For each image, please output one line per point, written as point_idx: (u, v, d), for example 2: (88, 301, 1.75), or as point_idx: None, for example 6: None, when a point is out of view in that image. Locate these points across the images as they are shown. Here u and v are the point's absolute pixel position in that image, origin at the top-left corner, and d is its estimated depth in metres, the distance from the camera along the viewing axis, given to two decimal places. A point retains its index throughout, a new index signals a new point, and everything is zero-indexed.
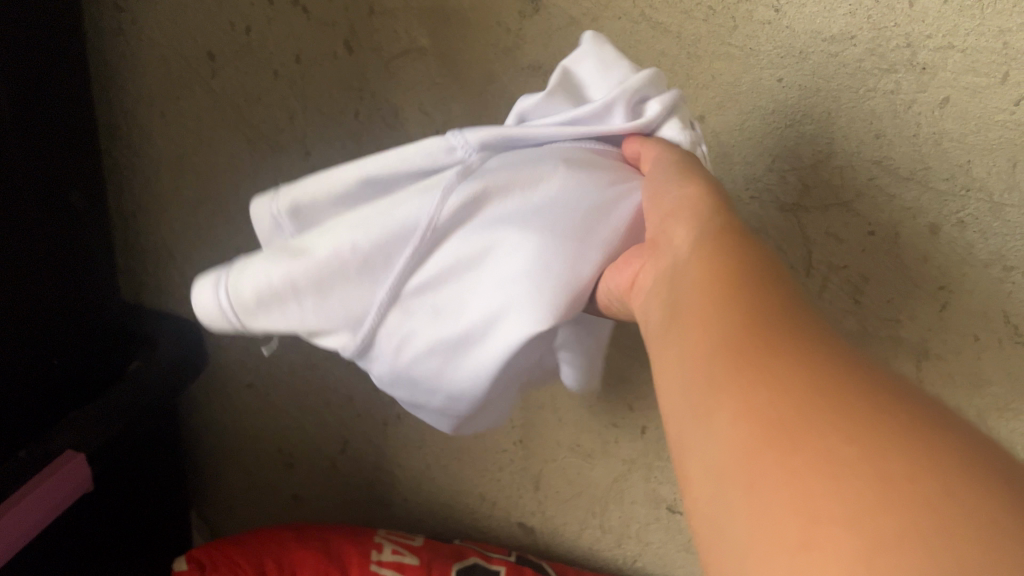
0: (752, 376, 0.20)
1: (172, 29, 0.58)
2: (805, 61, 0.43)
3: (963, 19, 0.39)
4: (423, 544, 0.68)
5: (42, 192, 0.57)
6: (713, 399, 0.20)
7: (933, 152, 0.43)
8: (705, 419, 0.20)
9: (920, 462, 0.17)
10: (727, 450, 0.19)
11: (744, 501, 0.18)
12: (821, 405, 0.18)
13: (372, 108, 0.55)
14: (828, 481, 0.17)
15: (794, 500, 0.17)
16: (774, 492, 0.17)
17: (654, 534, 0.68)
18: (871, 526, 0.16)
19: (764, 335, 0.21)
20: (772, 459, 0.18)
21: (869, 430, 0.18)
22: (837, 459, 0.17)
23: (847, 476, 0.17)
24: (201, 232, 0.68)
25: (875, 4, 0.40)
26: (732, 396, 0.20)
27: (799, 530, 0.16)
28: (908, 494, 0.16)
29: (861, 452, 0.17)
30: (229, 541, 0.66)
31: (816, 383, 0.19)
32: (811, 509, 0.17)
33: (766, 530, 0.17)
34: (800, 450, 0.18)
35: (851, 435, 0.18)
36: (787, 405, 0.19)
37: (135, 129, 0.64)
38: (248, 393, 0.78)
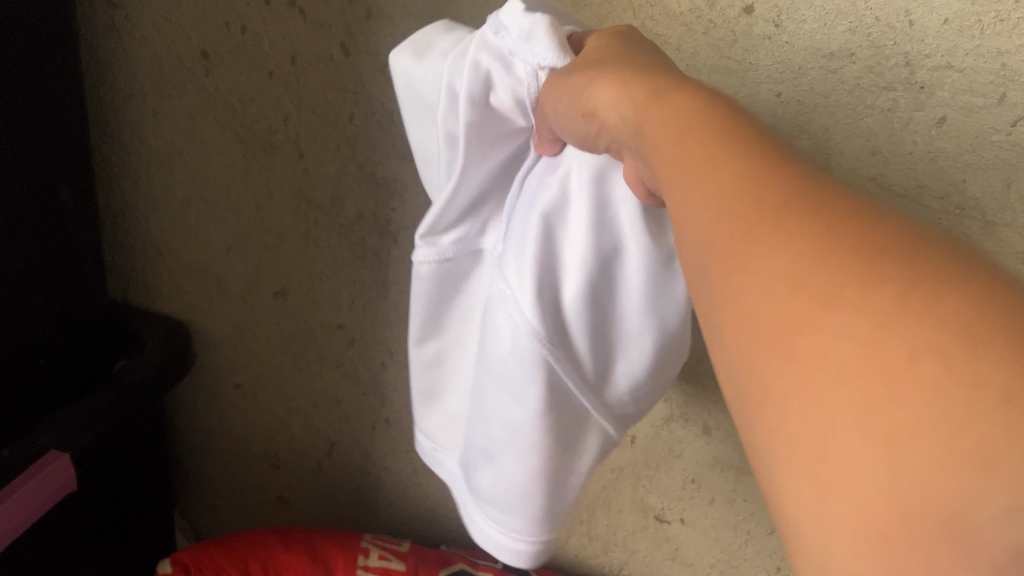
0: (770, 268, 0.20)
1: (165, 27, 0.57)
2: (803, 76, 0.43)
3: (962, 40, 0.39)
4: (410, 549, 0.68)
5: (30, 189, 0.56)
6: (738, 300, 0.21)
7: (928, 170, 0.43)
8: (741, 366, 0.20)
9: (922, 357, 0.17)
10: (755, 354, 0.20)
11: (778, 418, 0.19)
12: (815, 316, 0.19)
13: (368, 111, 0.55)
14: (851, 447, 0.17)
15: (804, 415, 0.18)
16: (788, 409, 0.18)
17: (640, 541, 0.68)
18: (882, 433, 0.16)
19: (768, 256, 0.20)
20: (802, 426, 0.18)
21: (867, 332, 0.18)
22: (863, 425, 0.17)
23: (852, 387, 0.17)
24: (191, 231, 0.68)
25: (875, 22, 0.40)
26: (755, 311, 0.20)
27: (814, 442, 0.17)
28: (921, 411, 0.16)
29: (864, 355, 0.17)
30: (215, 544, 0.66)
31: (840, 319, 0.18)
32: (821, 423, 0.17)
33: (793, 444, 0.18)
34: (824, 423, 0.17)
35: (848, 341, 0.18)
36: (795, 314, 0.19)
37: (125, 126, 0.63)
38: (235, 393, 0.78)
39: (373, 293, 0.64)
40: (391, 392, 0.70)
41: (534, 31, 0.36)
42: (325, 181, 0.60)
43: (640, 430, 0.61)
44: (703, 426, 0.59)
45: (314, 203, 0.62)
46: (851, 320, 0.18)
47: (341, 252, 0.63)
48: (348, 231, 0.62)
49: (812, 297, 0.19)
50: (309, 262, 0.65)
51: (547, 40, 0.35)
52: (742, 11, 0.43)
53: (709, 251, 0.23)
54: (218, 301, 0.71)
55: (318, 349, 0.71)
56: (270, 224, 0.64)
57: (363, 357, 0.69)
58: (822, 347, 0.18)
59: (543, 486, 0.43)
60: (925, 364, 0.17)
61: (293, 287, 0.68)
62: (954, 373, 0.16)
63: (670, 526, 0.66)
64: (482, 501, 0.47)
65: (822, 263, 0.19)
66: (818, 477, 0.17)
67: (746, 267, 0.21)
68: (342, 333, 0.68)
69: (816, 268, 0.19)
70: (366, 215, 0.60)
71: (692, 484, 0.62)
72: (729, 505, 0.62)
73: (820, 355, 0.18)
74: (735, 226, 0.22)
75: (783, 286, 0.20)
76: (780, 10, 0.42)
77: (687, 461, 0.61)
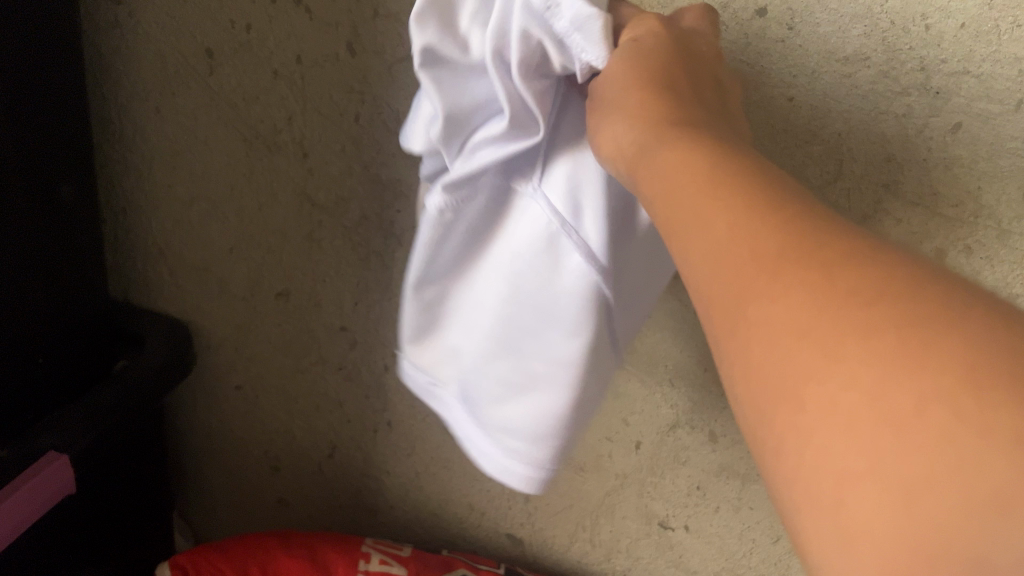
0: (784, 299, 0.22)
1: (169, 24, 0.56)
2: (817, 81, 0.43)
3: (979, 45, 0.39)
4: (411, 554, 0.67)
5: (31, 187, 0.56)
6: (754, 332, 0.23)
7: (943, 177, 0.43)
8: (759, 414, 0.22)
9: (927, 405, 0.19)
10: (769, 392, 0.22)
11: (793, 466, 0.21)
12: (824, 356, 0.21)
13: (374, 112, 0.54)
14: (869, 495, 0.19)
15: (822, 463, 0.20)
16: (803, 455, 0.20)
17: (644, 548, 0.68)
18: (897, 481, 0.18)
19: (770, 299, 0.22)
20: (821, 474, 0.20)
21: (873, 379, 0.19)
22: (878, 472, 0.19)
23: (863, 438, 0.19)
24: (193, 230, 0.67)
25: (891, 27, 0.40)
26: (774, 348, 0.22)
27: (834, 489, 0.19)
28: (929, 462, 0.18)
29: (869, 404, 0.19)
30: (214, 547, 0.65)
31: (853, 367, 0.20)
32: (839, 471, 0.19)
33: (811, 493, 0.20)
34: (843, 472, 0.19)
35: (857, 389, 0.20)
36: (805, 352, 0.21)
37: (127, 124, 0.63)
38: (235, 394, 0.77)
39: (376, 296, 0.64)
40: (394, 395, 0.69)
41: (583, 29, 0.34)
42: (329, 182, 0.59)
43: (645, 436, 0.61)
44: (709, 433, 0.58)
45: (318, 204, 0.61)
46: (859, 369, 0.20)
47: (344, 253, 0.63)
48: (352, 233, 0.61)
49: (816, 346, 0.21)
50: (312, 263, 0.65)
51: (599, 42, 0.34)
52: (755, 14, 0.42)
53: (709, 288, 0.25)
54: (220, 301, 0.71)
55: (320, 350, 0.70)
56: (273, 225, 0.64)
57: (366, 360, 0.68)
58: (830, 397, 0.20)
59: (570, 419, 0.44)
60: (932, 413, 0.18)
61: (295, 289, 0.67)
62: (963, 419, 0.18)
63: (675, 534, 0.65)
64: (500, 431, 0.46)
65: (827, 309, 0.21)
66: (838, 525, 0.19)
67: (767, 305, 0.22)
68: (344, 335, 0.68)
69: (820, 313, 0.21)
70: (371, 216, 0.59)
71: (698, 491, 0.62)
72: (735, 513, 0.61)
73: (829, 405, 0.20)
74: (734, 268, 0.24)
75: (787, 333, 0.22)
76: (794, 13, 0.41)
77: (693, 468, 0.61)
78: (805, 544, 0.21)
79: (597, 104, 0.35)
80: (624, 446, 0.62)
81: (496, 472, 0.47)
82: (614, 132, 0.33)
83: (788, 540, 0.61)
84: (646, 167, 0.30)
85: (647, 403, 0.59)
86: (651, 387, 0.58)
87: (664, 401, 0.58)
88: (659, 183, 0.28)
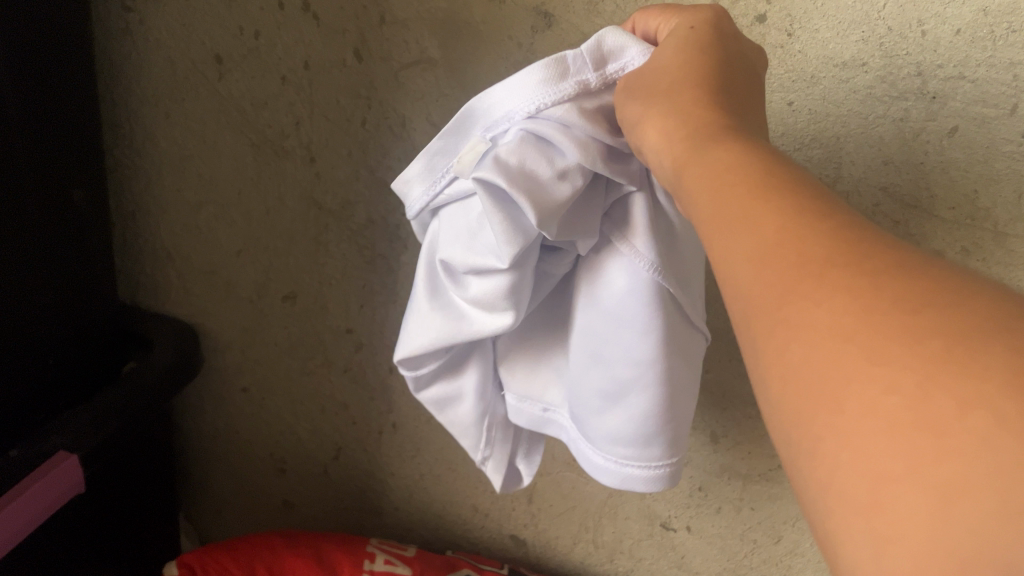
0: (821, 303, 0.22)
1: (179, 31, 0.57)
2: (816, 85, 0.43)
3: (974, 51, 0.40)
4: (416, 554, 0.67)
5: (44, 191, 0.57)
6: (791, 337, 0.22)
7: (939, 180, 0.43)
8: (790, 418, 0.22)
9: (970, 409, 0.18)
10: (804, 397, 0.21)
11: (824, 467, 0.21)
12: (863, 360, 0.20)
13: (380, 117, 0.55)
14: (905, 497, 0.18)
15: (858, 462, 0.19)
16: (839, 456, 0.20)
17: (647, 549, 0.68)
18: (937, 482, 0.18)
19: (812, 305, 0.22)
20: (857, 473, 0.19)
21: (916, 383, 0.19)
22: (912, 473, 0.18)
23: (902, 440, 0.19)
24: (202, 234, 0.68)
25: (888, 32, 0.41)
26: (813, 351, 0.22)
27: (869, 491, 0.19)
28: (972, 465, 0.17)
29: (910, 408, 0.19)
30: (221, 547, 0.66)
31: (896, 371, 0.20)
32: (875, 471, 0.19)
33: (844, 494, 0.20)
34: (878, 472, 0.19)
35: (898, 393, 0.19)
36: (842, 359, 0.21)
37: (137, 129, 0.64)
38: (242, 397, 0.78)
39: (382, 299, 0.65)
40: (398, 397, 0.70)
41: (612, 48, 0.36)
42: (335, 186, 0.60)
43: None
44: (711, 434, 0.59)
45: (325, 208, 0.62)
46: (900, 373, 0.20)
47: (351, 257, 0.64)
48: (359, 236, 0.62)
49: (860, 350, 0.21)
50: (318, 266, 0.66)
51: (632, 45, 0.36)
52: (754, 20, 0.43)
53: (747, 296, 0.24)
54: (227, 304, 0.72)
55: (326, 353, 0.71)
56: (280, 228, 0.65)
57: (371, 362, 0.69)
58: (870, 399, 0.20)
59: (672, 411, 0.42)
60: (975, 417, 0.18)
61: (302, 292, 0.68)
62: (1009, 423, 0.17)
63: (677, 535, 0.66)
64: (604, 442, 0.44)
65: (870, 316, 0.21)
66: (872, 528, 0.19)
67: (794, 308, 0.22)
68: (350, 338, 0.69)
69: (862, 323, 0.21)
70: (377, 220, 0.60)
71: (700, 492, 0.62)
72: (737, 514, 0.62)
73: (870, 406, 0.20)
74: (777, 273, 0.23)
75: (829, 339, 0.21)
76: (793, 19, 0.42)
77: (695, 469, 0.61)
78: (833, 548, 0.20)
79: (642, 85, 0.34)
80: None
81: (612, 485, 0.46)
82: (664, 129, 0.31)
83: (789, 540, 0.61)
84: (696, 167, 0.28)
85: None
86: None
87: None
88: (697, 180, 0.28)
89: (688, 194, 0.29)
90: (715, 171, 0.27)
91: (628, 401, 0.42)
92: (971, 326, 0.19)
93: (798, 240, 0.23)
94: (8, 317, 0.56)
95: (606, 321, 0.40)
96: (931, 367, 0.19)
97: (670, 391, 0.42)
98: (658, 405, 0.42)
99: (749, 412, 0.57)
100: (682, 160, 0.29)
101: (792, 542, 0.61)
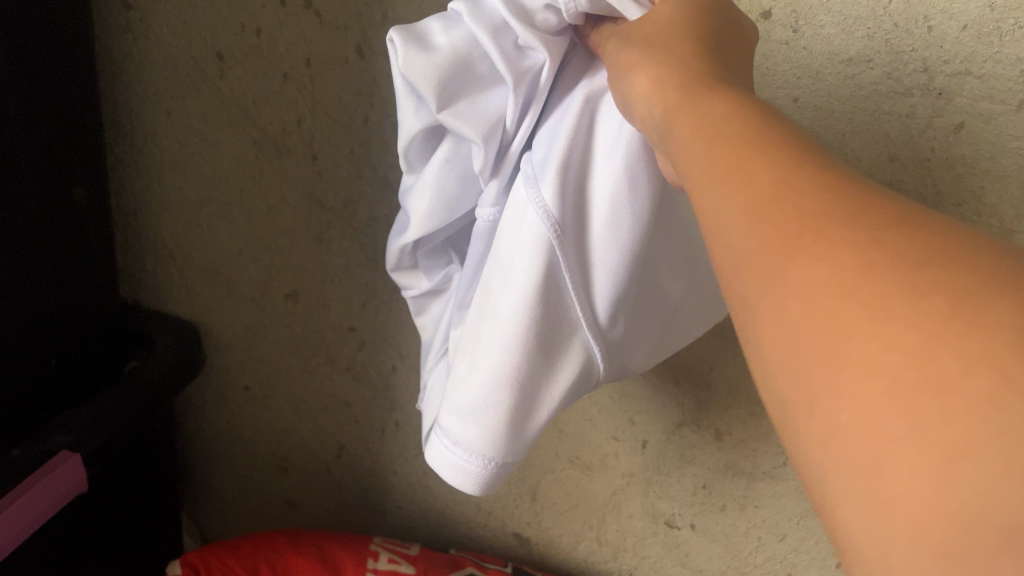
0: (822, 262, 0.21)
1: (181, 28, 0.57)
2: (821, 82, 0.43)
3: (981, 47, 0.39)
4: (419, 553, 0.67)
5: (45, 189, 0.56)
6: (785, 294, 0.22)
7: (946, 176, 0.43)
8: (785, 379, 0.21)
9: (977, 369, 0.18)
10: (798, 354, 0.21)
11: (820, 427, 0.20)
12: (863, 314, 0.20)
13: (382, 114, 0.55)
14: (906, 459, 0.18)
15: (858, 420, 0.19)
16: (838, 415, 0.20)
17: (651, 547, 0.68)
18: (941, 444, 0.17)
19: (812, 262, 0.22)
20: (858, 434, 0.19)
21: (921, 343, 0.19)
22: (914, 436, 0.18)
23: (906, 399, 0.18)
24: (203, 232, 0.68)
25: (894, 28, 0.40)
26: (810, 306, 0.21)
27: (870, 453, 0.19)
28: (978, 424, 0.17)
29: (915, 368, 0.18)
30: (224, 545, 0.66)
31: (899, 329, 0.19)
32: (876, 432, 0.19)
33: (841, 455, 0.19)
34: (880, 433, 0.18)
35: (902, 351, 0.19)
36: (843, 315, 0.20)
37: (137, 127, 0.63)
38: (244, 396, 0.77)
39: (385, 297, 0.65)
40: (401, 395, 0.70)
41: None
42: (337, 184, 0.60)
43: (652, 435, 0.62)
44: (714, 431, 0.59)
45: (327, 206, 0.62)
46: (904, 332, 0.19)
47: (352, 255, 0.63)
48: (360, 233, 0.62)
49: (860, 307, 0.20)
50: (320, 264, 0.65)
51: None
52: (759, 17, 0.43)
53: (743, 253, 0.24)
54: (229, 303, 0.71)
55: (329, 351, 0.71)
56: (282, 226, 0.65)
57: (374, 360, 0.69)
58: (872, 356, 0.19)
59: (513, 396, 0.39)
60: (981, 376, 0.18)
61: (304, 290, 0.68)
62: (1015, 383, 0.17)
63: (681, 532, 0.66)
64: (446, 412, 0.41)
65: (868, 271, 0.20)
66: (872, 489, 0.18)
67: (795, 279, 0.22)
68: (352, 336, 0.69)
69: (861, 278, 0.20)
70: (380, 218, 0.60)
71: (704, 490, 0.63)
72: (741, 512, 0.62)
73: (871, 367, 0.19)
74: (775, 226, 0.23)
75: (828, 292, 0.21)
76: (798, 15, 0.42)
77: (698, 467, 0.62)
78: (829, 506, 0.20)
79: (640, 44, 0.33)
80: (630, 445, 0.63)
81: (444, 472, 0.42)
82: (657, 78, 0.31)
83: (793, 538, 0.61)
84: (690, 118, 0.28)
85: (653, 401, 0.60)
86: (657, 385, 0.59)
87: (671, 400, 0.59)
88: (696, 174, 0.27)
89: (680, 148, 0.28)
90: (713, 123, 0.27)
91: (479, 370, 0.39)
92: (978, 287, 0.19)
93: (805, 206, 0.23)
94: (5, 315, 0.56)
95: (493, 272, 0.38)
96: (938, 326, 0.19)
97: (516, 375, 0.38)
98: (498, 383, 0.38)
99: (752, 409, 0.57)
100: (674, 109, 0.29)
101: (796, 539, 0.61)
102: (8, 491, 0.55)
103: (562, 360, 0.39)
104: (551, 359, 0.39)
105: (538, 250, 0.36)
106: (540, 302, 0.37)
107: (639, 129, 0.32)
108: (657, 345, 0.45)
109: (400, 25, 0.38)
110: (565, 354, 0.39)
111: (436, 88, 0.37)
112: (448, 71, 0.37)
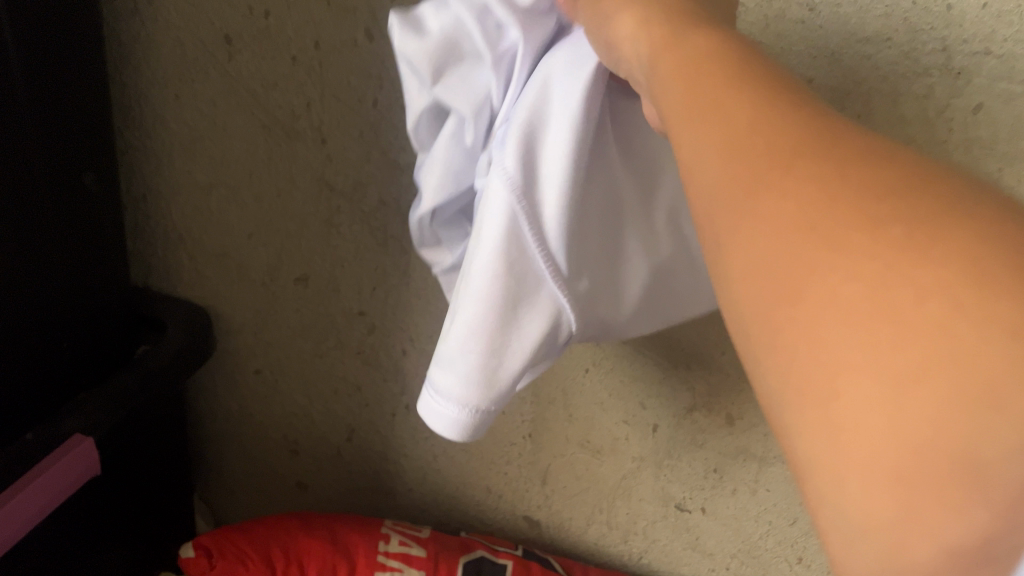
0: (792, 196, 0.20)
1: (189, 11, 0.56)
2: (836, 62, 0.42)
3: (999, 27, 0.39)
4: (430, 536, 0.68)
5: (53, 173, 0.56)
6: (748, 221, 0.21)
7: (963, 159, 0.43)
8: (751, 314, 0.20)
9: (937, 303, 0.17)
10: (760, 287, 0.20)
11: (776, 359, 0.19)
12: (827, 246, 0.19)
13: (392, 96, 0.55)
14: (863, 388, 0.17)
15: (815, 348, 0.18)
16: (797, 349, 0.19)
17: (661, 530, 0.68)
18: (898, 380, 0.17)
19: (779, 195, 0.20)
20: (815, 367, 0.18)
21: (876, 269, 0.18)
22: (873, 365, 0.17)
23: (861, 324, 0.17)
24: (213, 216, 0.68)
25: (913, 7, 0.39)
26: (775, 234, 0.20)
27: (828, 382, 0.18)
28: (943, 350, 0.16)
29: (872, 298, 0.18)
30: (237, 528, 0.66)
31: (857, 258, 0.18)
32: (832, 359, 0.18)
33: (800, 384, 0.18)
34: (836, 358, 0.18)
35: (861, 277, 0.18)
36: (814, 232, 0.19)
37: (146, 111, 0.63)
38: (255, 379, 0.78)
39: (395, 280, 0.65)
40: (411, 379, 0.70)
41: None
42: (347, 167, 0.60)
43: (662, 419, 0.62)
44: (726, 416, 0.59)
45: (337, 189, 0.61)
46: (857, 263, 0.18)
47: (362, 239, 0.63)
48: (371, 217, 0.62)
49: (824, 239, 0.19)
50: (330, 249, 0.65)
51: None
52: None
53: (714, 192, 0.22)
54: (240, 287, 0.71)
55: (339, 335, 0.71)
56: (292, 210, 0.64)
57: (384, 345, 0.69)
58: (827, 283, 0.18)
59: (484, 342, 0.39)
60: (953, 313, 0.16)
61: (314, 274, 0.68)
62: (987, 318, 0.16)
63: (691, 516, 0.66)
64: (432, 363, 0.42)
65: (842, 202, 0.19)
66: (829, 419, 0.18)
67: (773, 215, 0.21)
68: (362, 320, 0.69)
69: (826, 208, 0.19)
70: (389, 201, 0.60)
71: (714, 474, 0.62)
72: (752, 496, 0.62)
73: (828, 292, 0.18)
74: (750, 161, 0.22)
75: (789, 224, 0.20)
76: None
77: (710, 451, 0.62)
78: (785, 431, 0.19)
79: None
80: (641, 428, 0.63)
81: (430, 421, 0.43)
82: (644, 18, 0.30)
83: (804, 522, 0.61)
84: (673, 54, 0.27)
85: (664, 386, 0.60)
86: (668, 370, 0.59)
87: (682, 384, 0.59)
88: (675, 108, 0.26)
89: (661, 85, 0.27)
90: (696, 67, 0.26)
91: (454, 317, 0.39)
92: (968, 221, 0.18)
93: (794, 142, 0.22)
94: (14, 299, 0.56)
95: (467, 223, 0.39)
96: (928, 265, 0.17)
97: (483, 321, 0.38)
98: (469, 328, 0.39)
99: None
100: (659, 48, 0.28)
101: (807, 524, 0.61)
102: (19, 478, 0.55)
103: (534, 306, 0.39)
104: (523, 306, 0.39)
105: (507, 208, 0.36)
106: (505, 249, 0.37)
107: (627, 72, 0.32)
108: (650, 314, 0.45)
109: (399, 8, 0.39)
110: (536, 299, 0.39)
111: (428, 64, 0.38)
112: (439, 50, 0.37)
